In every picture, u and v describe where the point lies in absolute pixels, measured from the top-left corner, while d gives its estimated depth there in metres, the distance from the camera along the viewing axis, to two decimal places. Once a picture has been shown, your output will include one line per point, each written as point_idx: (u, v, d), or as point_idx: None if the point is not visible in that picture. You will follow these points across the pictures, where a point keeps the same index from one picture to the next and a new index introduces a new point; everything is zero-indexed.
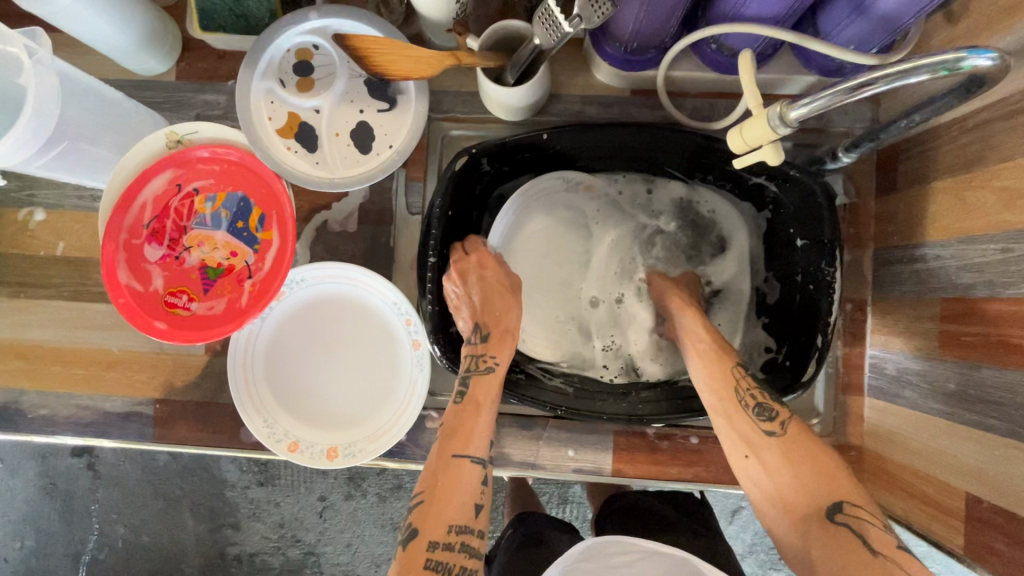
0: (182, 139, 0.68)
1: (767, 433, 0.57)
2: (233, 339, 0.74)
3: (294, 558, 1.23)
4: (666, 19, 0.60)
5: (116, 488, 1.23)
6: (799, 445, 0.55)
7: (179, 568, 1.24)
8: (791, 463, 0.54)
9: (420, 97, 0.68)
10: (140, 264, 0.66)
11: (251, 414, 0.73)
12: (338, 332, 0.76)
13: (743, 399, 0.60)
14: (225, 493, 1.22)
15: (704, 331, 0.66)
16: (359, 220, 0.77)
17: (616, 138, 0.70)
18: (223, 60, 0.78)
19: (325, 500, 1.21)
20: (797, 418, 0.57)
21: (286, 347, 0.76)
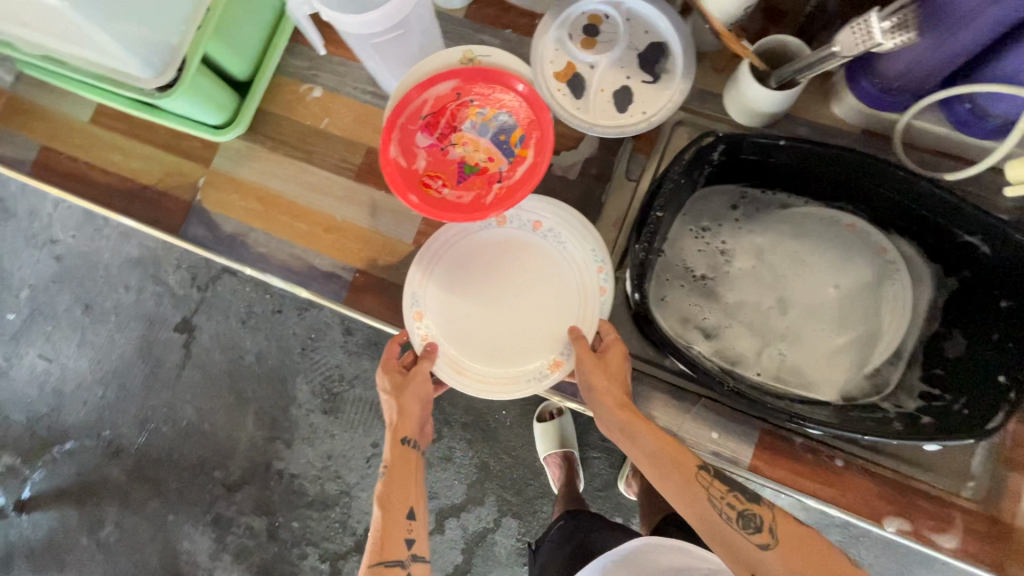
0: (474, 58, 0.80)
1: (764, 544, 0.60)
2: (409, 282, 0.82)
3: (329, 492, 1.31)
4: (943, 64, 0.67)
5: (200, 370, 1.35)
6: (799, 551, 0.59)
7: (225, 463, 1.34)
8: (803, 558, 0.58)
9: (685, 80, 0.77)
10: (410, 145, 0.77)
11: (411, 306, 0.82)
12: (508, 270, 0.84)
13: (724, 510, 0.63)
14: (290, 409, 1.33)
15: (646, 460, 0.67)
16: (581, 172, 0.86)
17: (846, 161, 0.76)
18: (507, 12, 0.91)
19: (376, 448, 1.30)
20: (777, 516, 0.62)
21: (462, 266, 0.84)
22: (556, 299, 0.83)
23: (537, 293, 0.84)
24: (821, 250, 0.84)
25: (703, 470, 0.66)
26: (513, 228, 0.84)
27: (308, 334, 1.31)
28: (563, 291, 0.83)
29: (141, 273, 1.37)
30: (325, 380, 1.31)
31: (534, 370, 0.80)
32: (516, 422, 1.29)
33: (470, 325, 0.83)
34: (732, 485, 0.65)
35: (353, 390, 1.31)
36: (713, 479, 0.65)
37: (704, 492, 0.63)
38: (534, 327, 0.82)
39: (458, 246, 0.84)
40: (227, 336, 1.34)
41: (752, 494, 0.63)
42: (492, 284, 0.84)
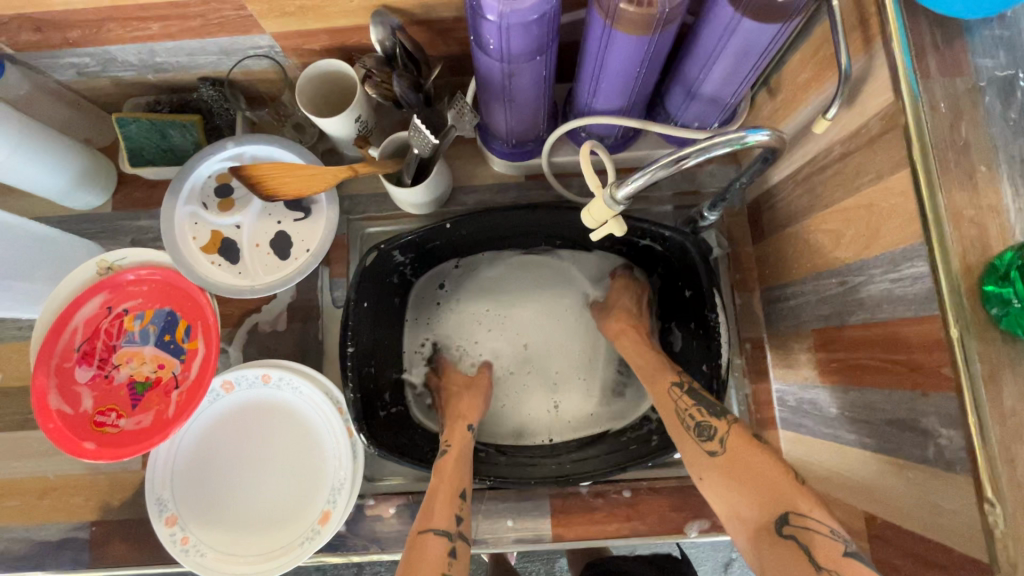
0: (111, 265, 0.74)
1: (709, 452, 0.60)
2: (149, 489, 0.74)
3: None
4: (533, 117, 0.69)
5: None
6: (737, 461, 0.58)
7: None
8: (735, 481, 0.57)
9: (332, 204, 0.75)
10: (70, 386, 0.69)
11: (158, 519, 0.73)
12: (258, 436, 0.78)
13: (688, 416, 0.63)
14: None
15: (741, 473, 0.57)
16: (289, 319, 0.81)
17: (511, 219, 0.77)
18: (155, 189, 0.85)
19: None
20: (734, 430, 0.60)
21: (208, 451, 0.77)
22: (312, 450, 0.77)
23: (295, 450, 0.77)
24: (548, 288, 0.85)
25: (674, 387, 0.67)
26: (243, 391, 0.78)
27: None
28: (317, 436, 0.77)
29: None
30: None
31: (307, 530, 0.73)
32: None
33: (229, 505, 0.75)
34: (702, 400, 0.65)
35: None
36: (684, 396, 0.65)
37: (672, 404, 0.65)
38: (301, 488, 0.76)
39: (193, 432, 0.77)
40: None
41: (717, 409, 0.63)
42: (244, 455, 0.77)
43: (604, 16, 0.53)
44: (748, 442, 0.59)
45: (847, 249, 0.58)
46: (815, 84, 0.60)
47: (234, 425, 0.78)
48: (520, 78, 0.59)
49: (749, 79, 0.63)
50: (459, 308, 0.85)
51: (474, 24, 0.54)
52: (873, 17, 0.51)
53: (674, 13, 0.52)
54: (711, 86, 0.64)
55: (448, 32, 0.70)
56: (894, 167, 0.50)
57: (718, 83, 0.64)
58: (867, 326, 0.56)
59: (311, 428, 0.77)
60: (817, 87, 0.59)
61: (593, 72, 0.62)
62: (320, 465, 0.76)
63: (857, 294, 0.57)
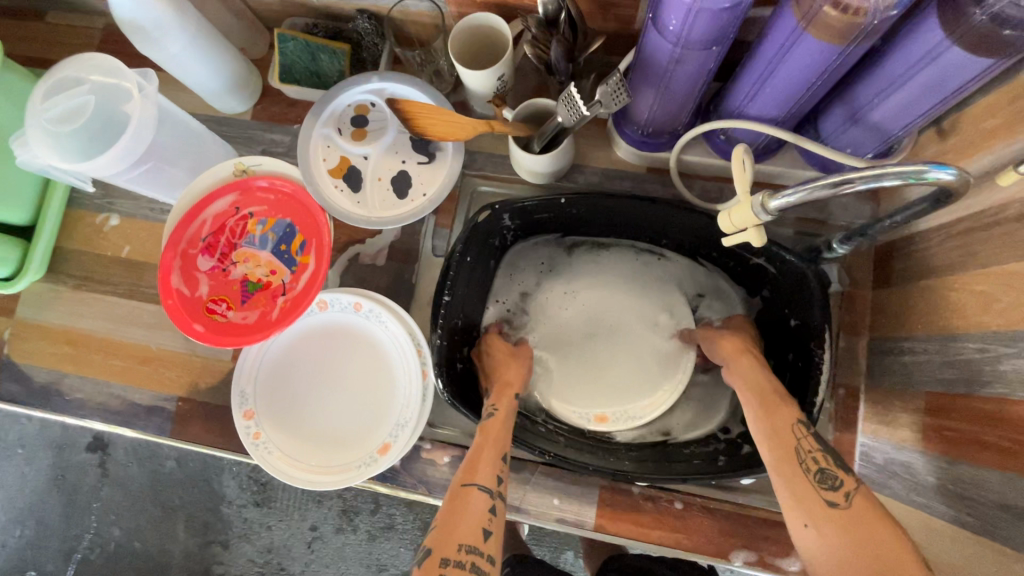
0: (247, 169, 0.78)
1: (830, 502, 0.55)
2: (235, 381, 0.79)
3: None
4: (679, 109, 0.67)
5: (120, 489, 1.34)
6: (862, 520, 0.53)
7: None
8: (849, 536, 0.52)
9: (456, 155, 0.77)
10: (191, 271, 0.75)
11: (237, 408, 0.79)
12: (340, 358, 0.82)
13: (809, 459, 0.59)
14: (220, 509, 1.32)
15: (859, 533, 0.52)
16: (388, 256, 0.84)
17: (625, 209, 0.77)
18: (292, 107, 0.90)
19: (316, 531, 1.29)
20: (862, 490, 0.55)
21: (292, 359, 0.82)
22: (385, 384, 0.80)
23: (369, 379, 0.81)
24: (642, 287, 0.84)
25: (799, 424, 0.62)
26: (334, 314, 0.81)
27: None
28: (392, 372, 0.80)
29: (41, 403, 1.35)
30: (250, 472, 1.31)
31: (365, 455, 0.77)
32: None
33: (301, 414, 0.80)
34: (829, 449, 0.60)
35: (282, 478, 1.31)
36: (806, 437, 0.61)
37: (793, 438, 0.61)
38: (367, 416, 0.79)
39: (283, 339, 0.82)
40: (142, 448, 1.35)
41: (845, 463, 0.58)
42: (324, 372, 0.81)
43: (800, 16, 0.50)
44: (870, 505, 0.54)
45: (998, 316, 0.54)
46: (1004, 133, 0.55)
47: (320, 343, 0.82)
48: (686, 66, 0.58)
49: (929, 115, 0.58)
50: (546, 284, 0.85)
51: (660, 1, 0.52)
52: None
53: (879, 28, 0.48)
54: (882, 113, 0.60)
55: (612, 6, 0.69)
56: None
57: (891, 113, 0.59)
58: (1002, 401, 0.52)
59: (389, 364, 0.80)
60: (1008, 137, 0.54)
61: (759, 74, 0.60)
62: (390, 400, 0.79)
63: (998, 365, 0.53)
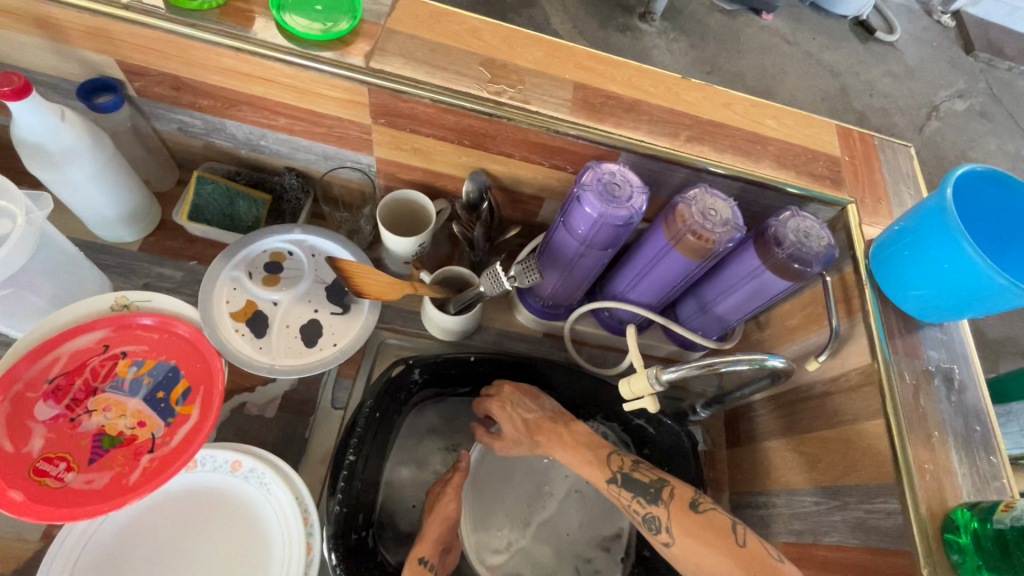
0: (130, 304, 0.71)
1: (664, 543, 0.65)
2: (42, 569, 0.62)
3: None
4: (576, 288, 0.80)
5: None
6: (695, 514, 0.66)
7: None
8: (694, 537, 0.64)
9: (373, 309, 0.79)
10: (21, 421, 0.61)
11: None
12: (198, 530, 0.69)
13: (631, 506, 0.68)
14: None
15: (692, 520, 0.65)
16: (279, 407, 0.78)
17: (532, 368, 0.85)
18: (191, 243, 0.86)
19: None
20: (672, 513, 0.66)
21: (131, 534, 0.67)
22: (254, 562, 0.68)
23: (233, 556, 0.68)
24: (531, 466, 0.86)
25: (611, 485, 0.71)
26: (204, 473, 0.70)
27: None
28: (264, 545, 0.69)
29: None
30: None
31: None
32: None
33: None
34: (634, 490, 0.69)
35: None
36: (622, 490, 0.70)
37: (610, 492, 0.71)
38: None
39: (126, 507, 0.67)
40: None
41: (651, 495, 0.68)
42: (173, 549, 0.67)
43: (670, 236, 0.67)
44: (690, 535, 0.64)
45: (823, 473, 0.67)
46: (802, 330, 0.76)
47: (175, 511, 0.69)
48: (586, 259, 0.71)
49: (754, 311, 0.78)
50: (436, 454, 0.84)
51: (570, 211, 0.66)
52: (854, 298, 0.69)
53: (721, 252, 0.67)
54: (723, 307, 0.79)
55: (521, 202, 0.84)
56: (870, 415, 0.63)
57: (728, 308, 0.78)
58: (839, 548, 0.64)
59: (263, 534, 0.69)
60: (805, 333, 0.75)
61: (638, 271, 0.75)
62: None
63: (831, 516, 0.65)
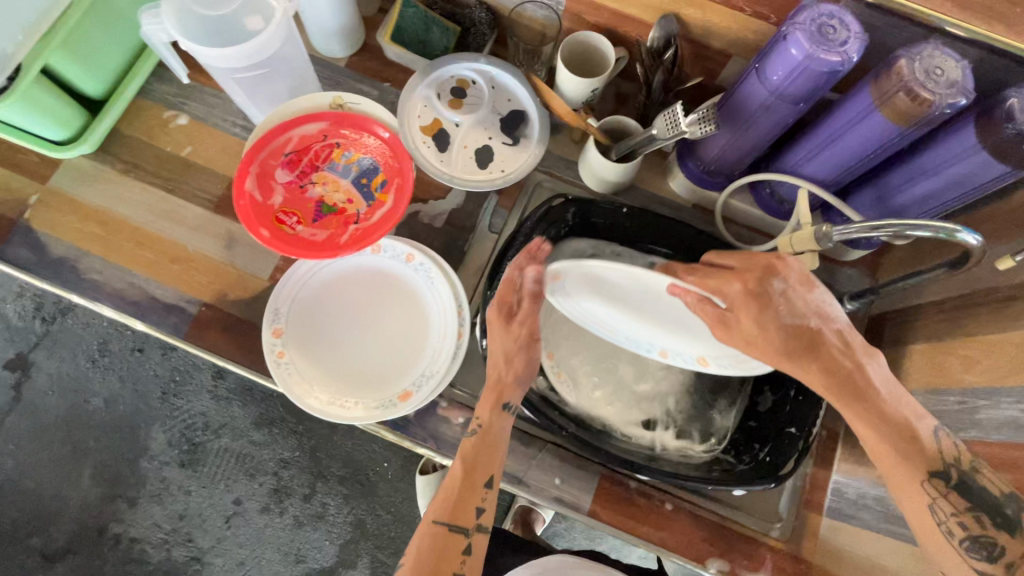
0: (343, 105, 0.82)
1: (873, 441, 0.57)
2: (272, 297, 0.80)
3: (177, 558, 1.37)
4: (746, 154, 0.78)
5: (35, 417, 1.40)
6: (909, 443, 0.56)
7: (51, 524, 1.37)
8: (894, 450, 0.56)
9: (540, 145, 0.84)
10: (267, 180, 0.77)
11: (269, 324, 0.79)
12: (378, 303, 0.83)
13: (947, 527, 0.54)
14: (139, 462, 1.39)
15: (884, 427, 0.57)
16: (446, 221, 0.89)
17: (673, 233, 0.87)
18: (387, 67, 0.95)
19: (239, 505, 1.38)
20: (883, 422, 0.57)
21: (331, 292, 0.83)
22: (417, 336, 0.82)
23: (402, 328, 0.83)
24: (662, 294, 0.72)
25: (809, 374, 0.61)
26: (386, 258, 0.84)
27: (170, 379, 1.41)
28: (426, 327, 0.83)
29: None
30: (185, 429, 1.40)
31: (387, 397, 0.79)
32: (396, 476, 1.41)
33: (327, 347, 0.81)
34: (975, 504, 0.54)
35: (218, 441, 1.40)
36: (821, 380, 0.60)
37: (926, 499, 0.55)
38: (393, 363, 0.81)
39: (329, 270, 0.83)
40: (72, 378, 1.41)
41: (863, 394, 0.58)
42: (359, 312, 0.83)
43: (877, 96, 0.62)
44: (895, 448, 0.56)
45: (979, 375, 0.65)
46: (1000, 233, 0.69)
47: (363, 285, 0.84)
48: (771, 115, 0.69)
49: (945, 206, 0.71)
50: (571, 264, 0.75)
51: (771, 54, 0.63)
52: None
53: (936, 120, 0.61)
54: (908, 197, 0.73)
55: (704, 58, 0.81)
56: None
57: (914, 199, 0.72)
58: (976, 444, 0.62)
59: (427, 318, 0.83)
60: (1004, 235, 0.68)
61: (822, 139, 0.71)
62: (419, 354, 0.82)
63: (976, 414, 0.63)
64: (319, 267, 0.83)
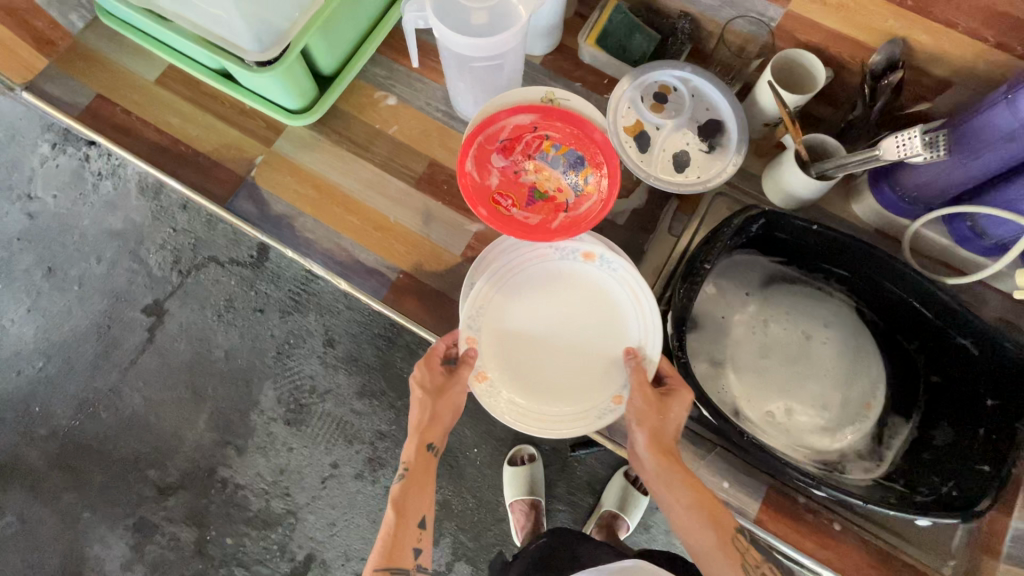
0: (555, 99, 0.86)
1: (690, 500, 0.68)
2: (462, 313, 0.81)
3: (274, 510, 1.31)
4: (958, 184, 0.78)
5: (158, 357, 1.37)
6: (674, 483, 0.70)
7: (164, 461, 1.34)
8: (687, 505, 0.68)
9: (737, 155, 0.86)
10: (485, 163, 0.82)
11: (464, 341, 0.81)
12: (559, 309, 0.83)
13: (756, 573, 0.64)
14: (249, 415, 1.35)
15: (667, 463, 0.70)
16: (628, 219, 0.92)
17: (859, 254, 0.86)
18: (579, 67, 0.99)
19: (335, 469, 1.32)
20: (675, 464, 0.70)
21: (513, 301, 0.83)
22: (602, 342, 0.82)
23: (584, 334, 0.83)
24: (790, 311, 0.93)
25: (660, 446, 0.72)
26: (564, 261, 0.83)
27: (285, 339, 1.35)
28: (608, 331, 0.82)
29: (117, 250, 1.40)
30: (294, 389, 1.35)
31: (590, 406, 0.81)
32: (485, 464, 1.32)
33: (518, 362, 0.82)
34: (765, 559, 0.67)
35: (322, 405, 1.34)
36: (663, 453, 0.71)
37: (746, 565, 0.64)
38: (582, 372, 0.82)
39: (511, 278, 0.83)
40: (197, 328, 1.37)
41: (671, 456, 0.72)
42: (541, 320, 0.84)
43: None
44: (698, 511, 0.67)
45: None
46: None
47: (542, 288, 0.84)
48: (1011, 146, 0.68)
49: None
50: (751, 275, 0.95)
51: None
52: None
53: None
54: None
55: (920, 84, 0.81)
56: None
57: None
58: None
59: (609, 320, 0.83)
60: None
61: None
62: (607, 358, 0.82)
63: None
64: (502, 274, 0.82)
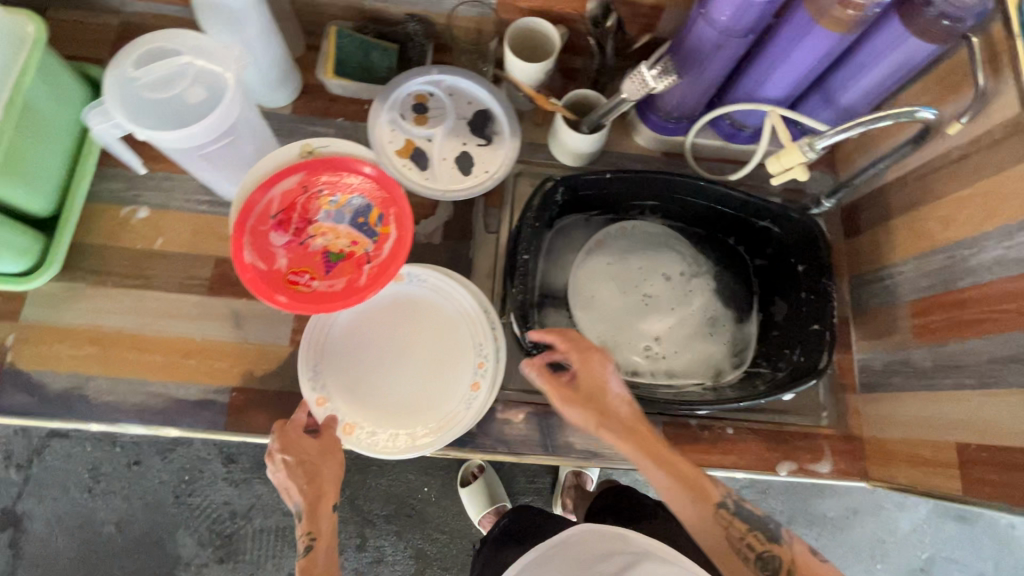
0: (313, 150, 0.81)
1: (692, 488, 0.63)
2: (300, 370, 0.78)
3: None
4: (703, 94, 0.83)
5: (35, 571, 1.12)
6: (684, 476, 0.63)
7: None
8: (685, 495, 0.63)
9: (513, 137, 0.86)
10: (265, 247, 0.75)
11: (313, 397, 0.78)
12: (396, 332, 0.84)
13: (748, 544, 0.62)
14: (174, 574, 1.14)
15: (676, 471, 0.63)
16: (444, 235, 0.90)
17: (658, 183, 0.90)
18: (334, 102, 0.93)
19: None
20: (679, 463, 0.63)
21: (349, 342, 0.82)
22: (446, 344, 0.84)
23: (427, 344, 0.84)
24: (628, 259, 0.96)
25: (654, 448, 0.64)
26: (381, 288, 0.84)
27: (179, 479, 1.15)
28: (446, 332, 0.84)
29: None
30: (212, 523, 1.15)
31: (465, 395, 0.80)
32: (440, 496, 1.24)
33: (376, 393, 0.81)
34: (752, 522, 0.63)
35: (251, 523, 1.16)
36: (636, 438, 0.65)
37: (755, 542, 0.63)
38: (441, 378, 0.82)
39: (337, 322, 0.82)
40: (69, 514, 1.13)
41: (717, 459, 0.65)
42: (382, 350, 0.83)
43: (813, 12, 0.68)
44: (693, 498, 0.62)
45: (959, 230, 0.73)
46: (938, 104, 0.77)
47: (373, 321, 0.83)
48: (724, 52, 0.74)
49: (884, 94, 0.79)
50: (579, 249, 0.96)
51: None
52: (1004, 52, 0.67)
53: (869, 19, 0.67)
54: (852, 95, 0.80)
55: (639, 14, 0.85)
56: (1016, 160, 0.66)
57: (860, 94, 0.80)
58: (972, 289, 0.71)
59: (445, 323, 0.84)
60: (942, 103, 0.76)
61: (770, 64, 0.77)
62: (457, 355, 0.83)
63: (967, 264, 0.72)
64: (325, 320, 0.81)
